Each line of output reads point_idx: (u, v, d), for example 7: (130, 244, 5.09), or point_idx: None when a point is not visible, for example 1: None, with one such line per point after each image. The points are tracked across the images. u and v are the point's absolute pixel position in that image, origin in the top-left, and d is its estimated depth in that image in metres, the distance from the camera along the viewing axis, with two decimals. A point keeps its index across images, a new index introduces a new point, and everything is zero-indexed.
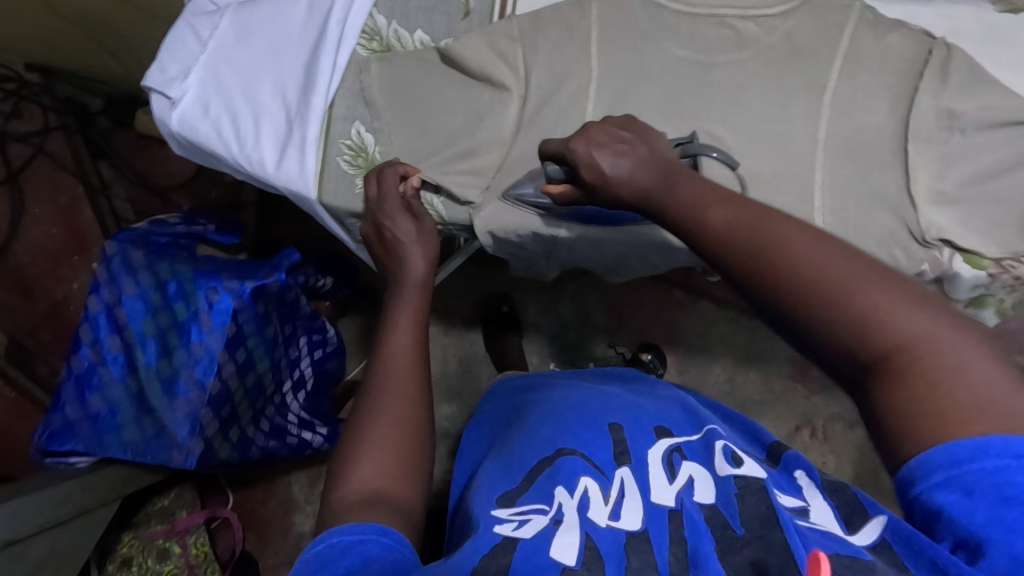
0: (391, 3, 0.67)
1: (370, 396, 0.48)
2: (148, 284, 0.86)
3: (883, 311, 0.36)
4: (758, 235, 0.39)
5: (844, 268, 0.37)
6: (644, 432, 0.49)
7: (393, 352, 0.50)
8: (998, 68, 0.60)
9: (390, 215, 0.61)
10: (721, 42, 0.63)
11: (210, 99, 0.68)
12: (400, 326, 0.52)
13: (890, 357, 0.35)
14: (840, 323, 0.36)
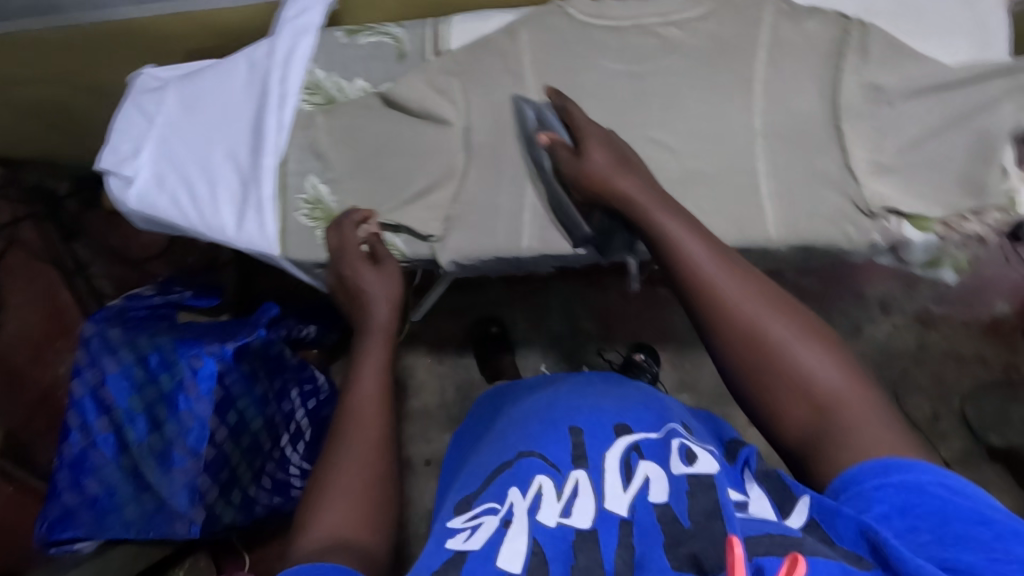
0: (328, 57, 0.69)
1: (335, 442, 0.48)
2: (130, 361, 0.85)
3: (824, 388, 0.43)
4: (723, 301, 0.46)
5: (791, 346, 0.44)
6: (602, 432, 0.51)
7: (358, 401, 0.50)
8: (915, 38, 0.63)
9: (350, 263, 0.62)
10: (648, 50, 0.64)
11: (165, 173, 0.70)
12: (365, 374, 0.52)
13: (818, 416, 0.43)
14: (771, 386, 0.44)
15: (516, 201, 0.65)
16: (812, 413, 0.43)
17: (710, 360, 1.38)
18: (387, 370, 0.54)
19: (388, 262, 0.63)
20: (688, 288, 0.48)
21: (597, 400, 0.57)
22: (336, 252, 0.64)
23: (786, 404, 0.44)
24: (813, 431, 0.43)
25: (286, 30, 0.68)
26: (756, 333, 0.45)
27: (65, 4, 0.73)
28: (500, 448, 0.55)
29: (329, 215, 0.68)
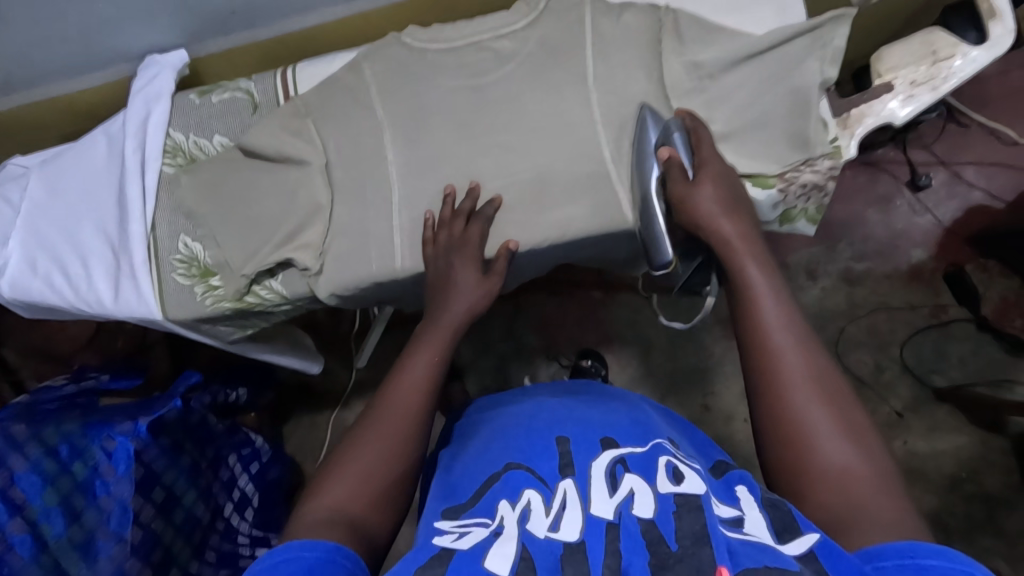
0: (184, 119, 0.71)
1: (366, 422, 0.56)
2: (39, 454, 0.79)
3: (828, 426, 0.47)
4: (765, 325, 0.52)
5: (808, 383, 0.49)
6: (588, 444, 0.54)
7: (405, 391, 0.58)
8: (723, 16, 0.68)
9: (446, 264, 0.64)
10: (485, 64, 0.68)
11: (34, 257, 0.69)
12: (420, 366, 0.60)
13: (799, 442, 0.47)
14: (774, 411, 0.49)
15: (383, 227, 0.66)
16: (792, 441, 0.47)
17: (656, 353, 1.44)
18: (434, 371, 0.60)
19: (494, 273, 0.65)
20: (749, 334, 0.53)
21: (583, 413, 0.60)
22: (432, 253, 0.64)
23: (781, 430, 0.48)
24: (791, 447, 0.47)
25: (137, 100, 0.71)
26: (779, 362, 0.50)
27: None
28: (486, 460, 0.58)
29: (205, 270, 0.69)
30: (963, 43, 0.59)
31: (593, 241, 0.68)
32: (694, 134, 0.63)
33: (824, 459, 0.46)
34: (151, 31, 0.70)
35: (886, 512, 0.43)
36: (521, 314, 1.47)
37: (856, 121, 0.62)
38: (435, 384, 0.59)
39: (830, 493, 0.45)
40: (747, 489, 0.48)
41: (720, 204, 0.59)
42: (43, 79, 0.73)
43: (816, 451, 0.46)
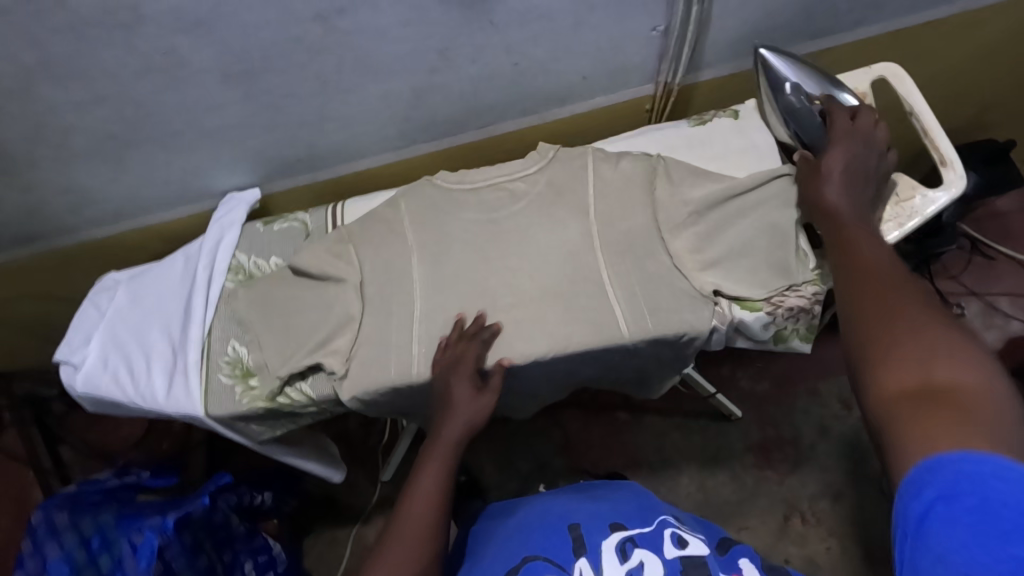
0: (249, 243, 0.84)
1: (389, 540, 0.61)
2: (73, 544, 0.88)
3: (929, 325, 0.43)
4: (868, 263, 0.52)
5: (921, 300, 0.46)
6: (598, 527, 0.62)
7: (421, 499, 0.64)
8: (708, 162, 0.78)
9: (449, 386, 0.69)
10: (499, 201, 0.79)
11: (108, 355, 0.81)
12: (426, 480, 0.66)
13: (898, 343, 0.43)
14: (873, 322, 0.46)
15: (403, 339, 0.73)
16: (891, 342, 0.44)
17: (681, 480, 1.39)
18: (444, 483, 0.66)
19: (490, 389, 0.70)
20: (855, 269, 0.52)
21: (593, 503, 0.68)
22: (437, 377, 0.70)
23: (877, 333, 0.45)
24: (890, 346, 0.44)
25: (214, 228, 0.85)
26: (880, 288, 0.49)
27: (46, 233, 0.90)
28: (506, 552, 0.63)
29: (247, 371, 0.78)
30: (921, 185, 0.66)
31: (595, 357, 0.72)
32: (823, 113, 0.66)
33: (928, 356, 0.41)
34: (234, 175, 0.86)
35: (989, 413, 0.37)
36: (547, 432, 1.48)
37: None
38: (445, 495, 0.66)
39: (916, 376, 0.41)
40: (748, 561, 0.60)
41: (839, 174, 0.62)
42: (145, 210, 0.89)
43: (911, 341, 0.43)
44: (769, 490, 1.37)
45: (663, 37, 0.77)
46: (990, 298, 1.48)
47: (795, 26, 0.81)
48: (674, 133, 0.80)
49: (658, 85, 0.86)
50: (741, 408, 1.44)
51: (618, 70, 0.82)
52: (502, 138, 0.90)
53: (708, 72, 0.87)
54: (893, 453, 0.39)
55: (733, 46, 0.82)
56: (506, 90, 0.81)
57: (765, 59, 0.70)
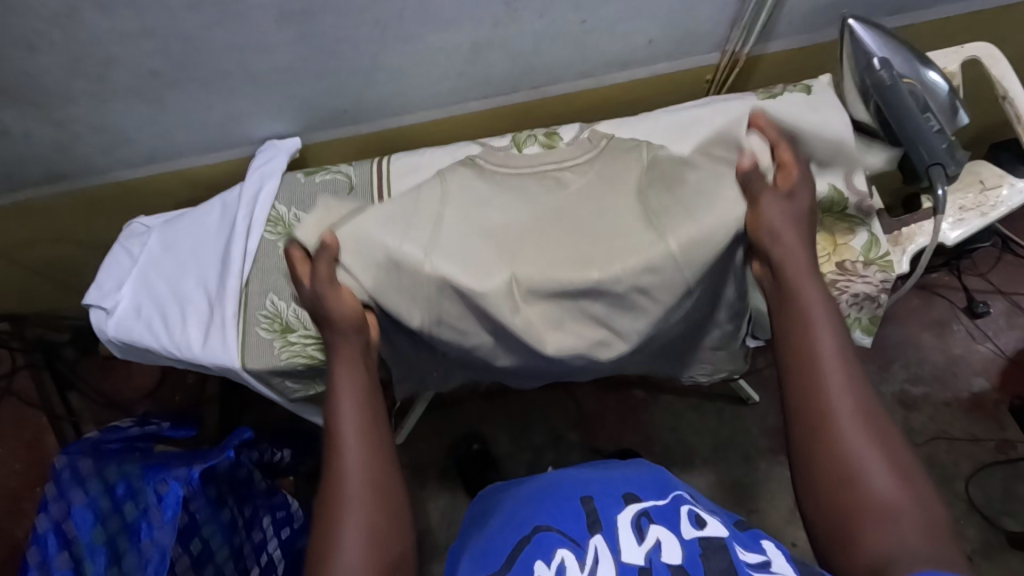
0: (289, 195, 0.81)
1: (331, 471, 0.54)
2: (98, 491, 0.87)
3: (865, 426, 0.49)
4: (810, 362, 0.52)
5: (850, 404, 0.50)
6: (612, 499, 0.57)
7: (352, 417, 0.57)
8: None
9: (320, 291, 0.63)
10: (545, 189, 0.71)
11: (142, 302, 0.78)
12: (343, 386, 0.59)
13: (848, 464, 0.48)
14: (815, 438, 0.50)
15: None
16: (837, 470, 0.48)
17: (695, 460, 1.40)
18: (360, 381, 0.60)
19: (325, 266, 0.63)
20: (794, 356, 0.54)
21: (605, 474, 0.62)
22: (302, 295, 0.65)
23: (827, 459, 0.49)
24: (829, 459, 0.49)
25: (253, 176, 0.81)
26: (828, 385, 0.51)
27: (72, 173, 0.87)
28: (514, 522, 0.58)
29: (286, 327, 0.75)
30: (1008, 175, 0.66)
31: (640, 296, 0.64)
32: (933, 117, 0.64)
33: (858, 481, 0.48)
34: (274, 122, 0.82)
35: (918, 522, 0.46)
36: (564, 405, 1.47)
37: (907, 238, 0.67)
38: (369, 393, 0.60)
39: (884, 522, 0.46)
40: (772, 544, 0.55)
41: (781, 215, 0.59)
42: (178, 154, 0.85)
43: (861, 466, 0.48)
44: (780, 474, 1.38)
45: (740, 2, 0.73)
46: (1016, 297, 1.47)
47: (877, 0, 0.77)
48: (742, 106, 0.76)
49: (725, 54, 0.82)
50: (759, 393, 1.44)
51: (686, 36, 0.78)
52: (554, 101, 0.86)
53: (776, 44, 0.83)
54: None
55: (809, 18, 0.78)
56: (568, 50, 0.77)
57: (854, 30, 0.67)
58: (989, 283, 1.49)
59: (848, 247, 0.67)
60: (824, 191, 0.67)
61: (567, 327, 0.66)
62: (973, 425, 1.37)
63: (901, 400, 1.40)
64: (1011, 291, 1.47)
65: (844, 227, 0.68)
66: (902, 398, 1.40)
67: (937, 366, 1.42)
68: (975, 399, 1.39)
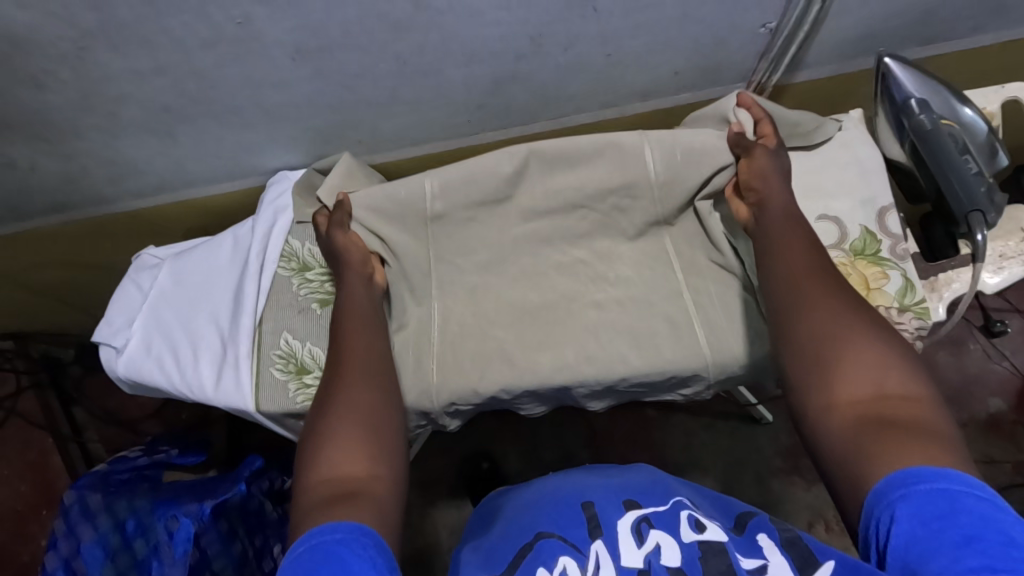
0: (304, 230, 0.78)
1: (332, 373, 0.61)
2: (107, 527, 0.85)
3: (846, 314, 0.53)
4: (791, 262, 0.59)
5: (839, 299, 0.54)
6: (613, 504, 0.56)
7: (355, 337, 0.64)
8: (810, 175, 0.71)
9: (333, 239, 0.72)
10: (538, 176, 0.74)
11: (153, 339, 0.76)
12: (348, 315, 0.66)
13: (831, 342, 0.52)
14: (791, 316, 0.55)
15: (491, 345, 0.70)
16: (821, 347, 0.52)
17: (707, 480, 1.38)
18: (366, 310, 0.67)
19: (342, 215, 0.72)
20: (779, 266, 0.59)
21: (605, 479, 0.60)
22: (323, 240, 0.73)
23: (805, 337, 0.53)
24: (813, 335, 0.53)
25: (267, 210, 0.79)
26: (804, 287, 0.56)
27: (79, 202, 0.84)
28: (518, 529, 0.57)
29: (301, 368, 0.73)
30: None
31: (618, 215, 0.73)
32: (971, 157, 0.62)
33: (840, 350, 0.51)
34: (287, 153, 0.80)
35: (906, 392, 0.47)
36: (575, 423, 1.44)
37: (944, 284, 0.65)
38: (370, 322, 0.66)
39: (869, 390, 0.48)
40: (769, 535, 0.52)
41: (758, 162, 0.67)
42: (188, 184, 0.83)
43: (845, 347, 0.51)
44: (794, 494, 1.36)
45: (769, 35, 0.71)
46: None
47: (910, 31, 0.74)
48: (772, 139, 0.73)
49: (751, 84, 0.80)
50: (773, 412, 1.42)
51: (712, 67, 0.76)
52: (574, 129, 0.84)
53: (805, 73, 0.80)
54: (846, 473, 0.46)
55: (839, 48, 0.76)
56: (591, 81, 0.74)
57: (890, 68, 0.64)
58: (1006, 302, 1.46)
59: (881, 292, 0.65)
60: (857, 233, 0.68)
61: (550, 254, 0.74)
62: (990, 447, 1.35)
63: None
64: None
65: (876, 270, 0.66)
66: None
67: (952, 386, 1.40)
68: (991, 420, 1.37)
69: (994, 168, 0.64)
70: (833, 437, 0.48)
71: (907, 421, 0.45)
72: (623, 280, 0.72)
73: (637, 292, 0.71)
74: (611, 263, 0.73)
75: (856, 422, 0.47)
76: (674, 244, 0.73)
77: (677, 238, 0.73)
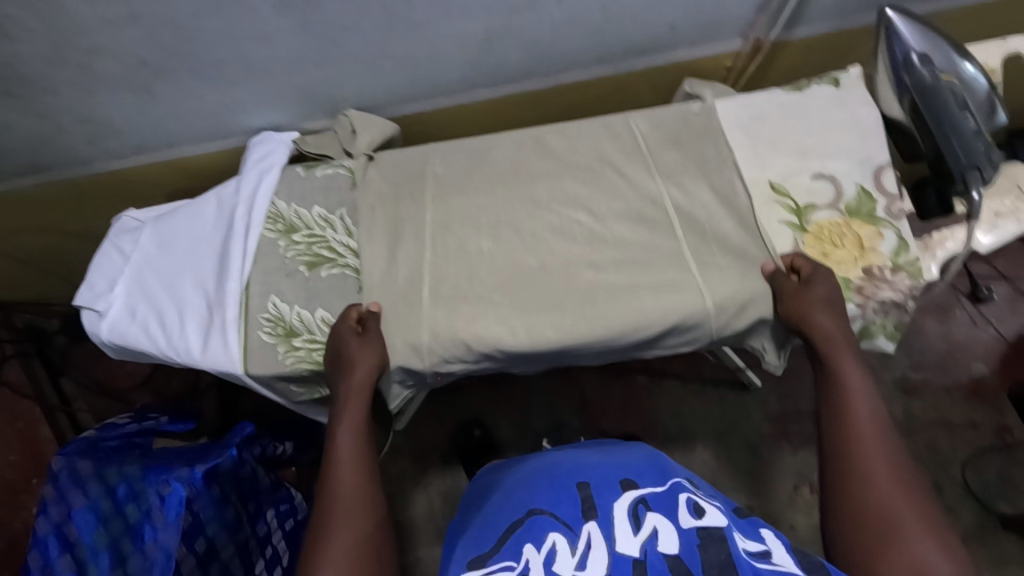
0: (289, 190, 0.76)
1: (326, 513, 0.56)
2: (97, 493, 0.84)
3: (900, 493, 0.51)
4: (854, 416, 0.56)
5: (893, 468, 0.53)
6: (609, 486, 0.55)
7: (347, 463, 0.59)
8: (806, 134, 0.70)
9: (348, 357, 0.64)
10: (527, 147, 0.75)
11: (137, 304, 0.74)
12: (346, 440, 0.61)
13: (885, 528, 0.50)
14: (846, 488, 0.53)
15: (483, 307, 0.68)
16: (872, 525, 0.50)
17: (697, 445, 1.39)
18: (360, 436, 0.62)
19: (370, 337, 0.66)
20: (841, 430, 0.56)
21: (601, 460, 0.60)
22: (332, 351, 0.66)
23: (859, 517, 0.52)
24: (867, 516, 0.51)
25: (252, 171, 0.77)
26: (865, 463, 0.54)
27: (54, 162, 0.81)
28: (511, 507, 0.57)
29: (290, 330, 0.71)
30: None
31: (613, 174, 0.72)
32: (972, 113, 0.61)
33: (894, 535, 0.49)
34: (272, 112, 0.77)
35: None
36: (567, 390, 1.45)
37: (938, 244, 0.65)
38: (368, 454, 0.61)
39: None
40: (772, 533, 0.53)
41: (823, 304, 0.61)
42: (168, 144, 0.80)
43: (901, 538, 0.49)
44: (781, 458, 1.38)
45: None
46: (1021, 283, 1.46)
47: None
48: (767, 99, 0.72)
49: (749, 40, 0.78)
50: (762, 379, 1.43)
51: (710, 22, 0.74)
52: (567, 88, 0.81)
53: (803, 30, 0.78)
54: None
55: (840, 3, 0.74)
56: (586, 35, 0.72)
57: (891, 21, 0.62)
58: (994, 269, 1.47)
59: (876, 252, 0.65)
60: (853, 192, 0.67)
61: (549, 211, 0.71)
62: (973, 411, 1.38)
63: (902, 385, 1.40)
64: (1015, 278, 1.47)
65: (872, 230, 0.66)
66: (904, 384, 1.40)
67: (939, 352, 1.42)
68: (975, 385, 1.40)
69: (993, 125, 0.63)
70: None
71: None
72: (620, 242, 0.69)
73: (634, 249, 0.68)
74: (607, 225, 0.70)
75: None
76: (672, 201, 0.70)
77: (676, 196, 0.70)
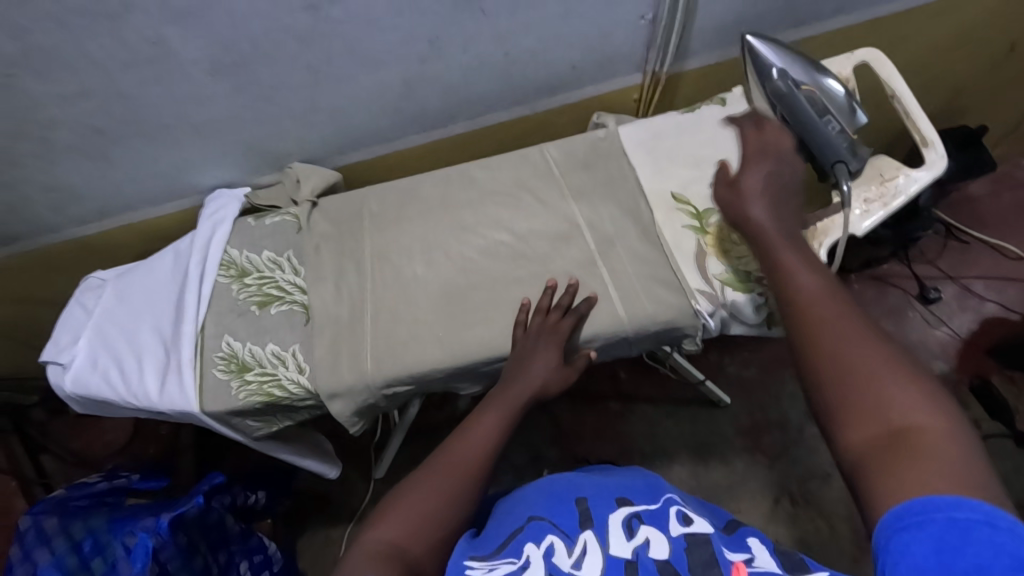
0: (241, 238, 0.82)
1: (434, 467, 0.60)
2: (64, 549, 0.87)
3: (872, 354, 0.43)
4: (800, 282, 0.49)
5: (851, 318, 0.45)
6: (605, 500, 0.56)
7: (473, 447, 0.62)
8: (700, 147, 0.78)
9: (539, 341, 0.69)
10: (454, 181, 0.82)
11: (98, 355, 0.79)
12: (483, 428, 0.64)
13: (848, 369, 0.42)
14: (805, 343, 0.46)
15: (420, 327, 0.73)
16: (833, 369, 0.43)
17: (673, 466, 1.40)
18: (498, 431, 0.65)
19: (573, 365, 0.70)
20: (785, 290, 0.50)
21: (600, 478, 0.62)
22: (522, 336, 0.70)
23: (823, 365, 0.44)
24: (831, 363, 0.43)
25: (205, 224, 0.84)
26: (815, 309, 0.47)
27: (25, 231, 0.88)
28: (510, 519, 0.57)
29: (242, 366, 0.75)
30: (905, 167, 0.71)
31: (532, 198, 0.79)
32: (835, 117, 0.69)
33: (865, 379, 0.41)
34: (222, 170, 0.85)
35: (948, 446, 0.37)
36: (541, 423, 1.46)
37: (822, 233, 0.71)
38: (495, 450, 0.63)
39: (878, 428, 0.40)
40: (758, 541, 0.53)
41: (757, 186, 0.59)
42: (129, 207, 0.88)
43: (871, 380, 0.41)
44: (758, 472, 1.38)
45: (651, 26, 0.79)
46: (965, 281, 1.51)
47: (776, 15, 0.84)
48: (665, 121, 0.80)
49: (646, 74, 0.88)
50: (730, 394, 1.46)
51: (606, 59, 0.84)
52: (491, 130, 0.90)
53: (694, 61, 0.88)
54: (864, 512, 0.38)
55: (719, 34, 0.84)
56: (497, 79, 0.81)
57: (752, 45, 0.72)
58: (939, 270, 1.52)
59: None
60: None
61: (478, 236, 0.78)
62: None
63: None
64: (961, 276, 1.51)
65: None
66: None
67: None
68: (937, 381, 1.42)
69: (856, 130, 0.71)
70: (849, 482, 0.40)
71: (927, 452, 0.37)
72: (542, 257, 0.75)
73: (554, 263, 0.74)
74: (529, 242, 0.76)
75: (865, 462, 0.39)
76: (586, 217, 0.76)
77: (589, 213, 0.77)
